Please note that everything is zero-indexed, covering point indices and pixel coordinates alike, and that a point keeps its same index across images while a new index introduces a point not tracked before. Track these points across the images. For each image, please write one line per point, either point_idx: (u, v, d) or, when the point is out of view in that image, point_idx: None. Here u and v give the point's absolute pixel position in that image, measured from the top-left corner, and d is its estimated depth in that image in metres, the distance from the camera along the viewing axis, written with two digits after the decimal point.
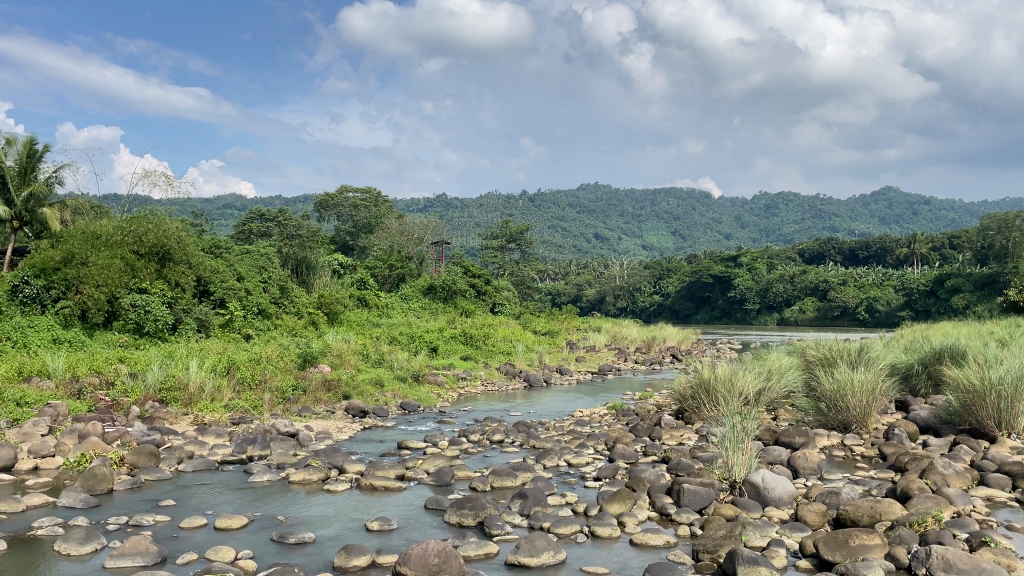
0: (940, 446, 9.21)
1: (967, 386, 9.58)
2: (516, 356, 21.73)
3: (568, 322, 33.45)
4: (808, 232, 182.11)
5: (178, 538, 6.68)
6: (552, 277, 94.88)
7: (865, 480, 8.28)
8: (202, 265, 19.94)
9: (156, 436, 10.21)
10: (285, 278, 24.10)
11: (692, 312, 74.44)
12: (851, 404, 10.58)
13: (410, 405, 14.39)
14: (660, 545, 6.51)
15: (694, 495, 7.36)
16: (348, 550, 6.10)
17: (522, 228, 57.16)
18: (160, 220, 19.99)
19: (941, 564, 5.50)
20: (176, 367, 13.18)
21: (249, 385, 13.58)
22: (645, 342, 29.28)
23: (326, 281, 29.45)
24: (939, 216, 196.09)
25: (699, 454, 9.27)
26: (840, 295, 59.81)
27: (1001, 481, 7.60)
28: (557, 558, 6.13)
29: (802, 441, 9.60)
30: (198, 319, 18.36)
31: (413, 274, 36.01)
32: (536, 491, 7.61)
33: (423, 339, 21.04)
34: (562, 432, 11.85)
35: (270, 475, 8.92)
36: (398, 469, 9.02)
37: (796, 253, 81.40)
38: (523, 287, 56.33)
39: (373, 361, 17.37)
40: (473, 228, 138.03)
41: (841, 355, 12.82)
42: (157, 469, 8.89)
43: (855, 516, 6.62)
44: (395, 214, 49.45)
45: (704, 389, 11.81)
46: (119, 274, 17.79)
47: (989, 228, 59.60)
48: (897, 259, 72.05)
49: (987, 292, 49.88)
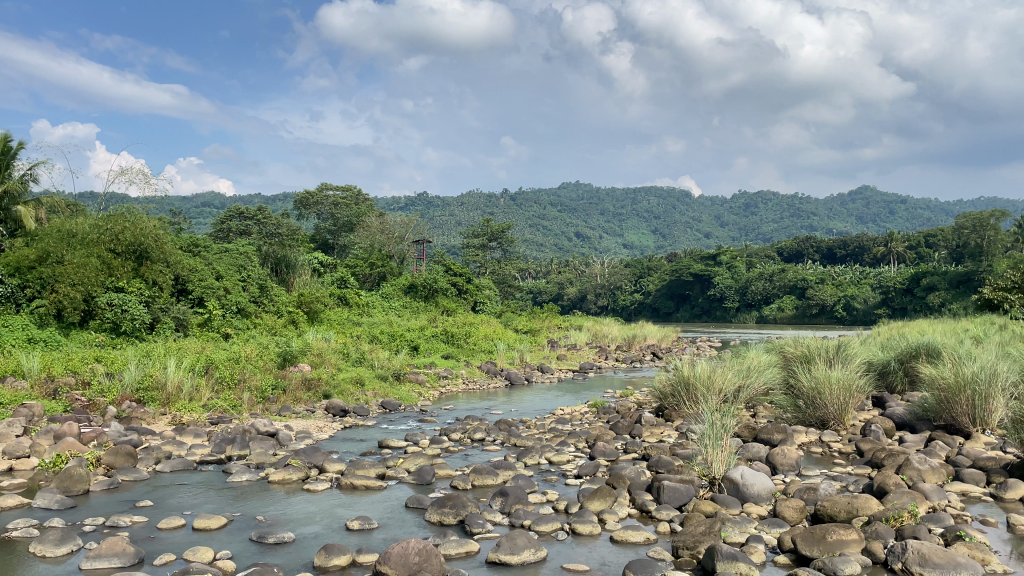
0: (916, 442, 9.33)
1: (943, 384, 9.73)
2: (497, 354, 21.78)
3: (549, 320, 33.50)
4: (786, 231, 183.77)
5: (156, 539, 6.62)
6: (534, 276, 95.04)
7: (843, 476, 8.37)
8: (180, 263, 19.70)
9: (133, 436, 10.12)
10: (264, 276, 23.92)
11: (673, 311, 74.78)
12: (829, 401, 10.70)
13: (390, 404, 14.35)
14: (639, 542, 6.54)
15: (674, 491, 7.42)
16: (327, 550, 6.06)
17: (503, 227, 57.07)
18: (137, 218, 19.70)
19: (917, 558, 5.59)
20: (154, 365, 13.05)
21: (227, 384, 13.45)
22: (626, 341, 29.37)
23: (306, 280, 29.26)
24: (916, 215, 198.75)
25: (678, 451, 9.34)
26: (819, 292, 60.35)
27: (976, 476, 7.69)
28: (538, 555, 6.15)
29: (780, 438, 9.71)
30: (176, 319, 18.18)
31: (394, 273, 35.90)
32: (517, 489, 7.63)
33: (404, 338, 20.96)
34: (544, 431, 11.89)
35: (249, 475, 8.87)
36: (377, 468, 8.98)
37: (774, 251, 82.04)
38: (504, 285, 56.20)
39: (354, 360, 17.30)
40: (454, 228, 137.67)
41: (819, 353, 12.94)
42: (135, 469, 8.81)
43: (832, 512, 6.71)
44: (377, 212, 49.19)
45: (683, 386, 11.88)
46: (95, 273, 17.59)
47: (964, 227, 60.50)
48: (874, 257, 72.82)
49: (963, 290, 50.58)
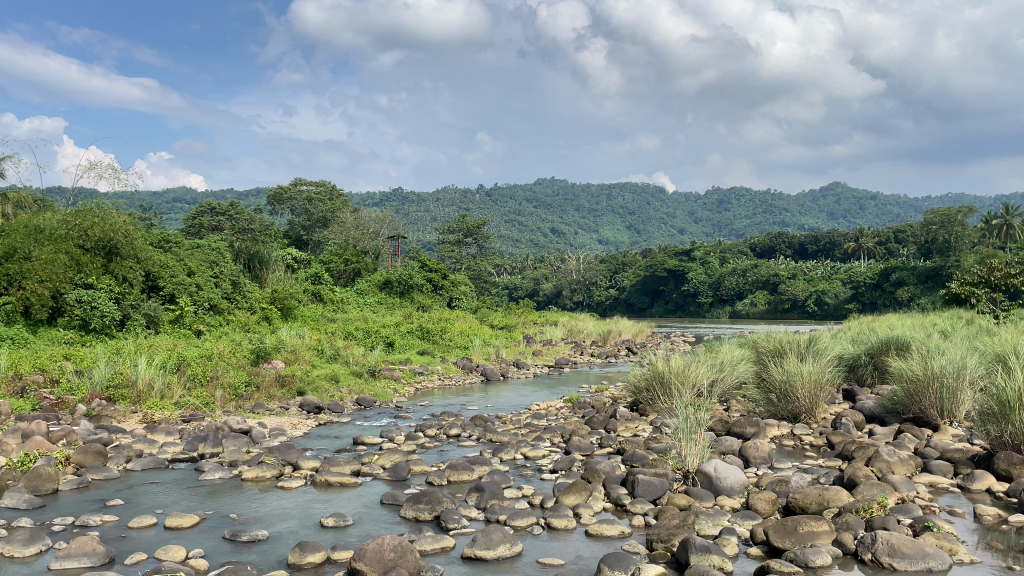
0: (885, 434, 9.48)
1: (911, 377, 9.90)
2: (473, 351, 21.81)
3: (525, 316, 33.54)
4: (759, 228, 185.65)
5: (127, 538, 6.55)
6: (509, 272, 95.11)
7: (814, 468, 8.49)
8: (150, 260, 19.43)
9: (103, 434, 9.99)
10: (237, 273, 23.70)
11: (647, 307, 75.20)
12: (800, 395, 10.84)
13: (365, 401, 14.30)
14: (614, 536, 6.58)
15: (648, 485, 7.47)
16: (302, 547, 6.04)
17: (478, 223, 57.00)
18: (107, 214, 19.39)
19: (886, 549, 5.70)
20: (124, 362, 12.90)
21: (200, 381, 13.28)
22: (601, 336, 29.51)
23: (279, 276, 29.02)
24: (885, 211, 201.56)
25: (652, 445, 9.42)
26: (790, 287, 61.06)
27: (943, 468, 7.85)
28: (513, 550, 6.18)
29: (753, 431, 9.84)
30: (147, 316, 17.94)
31: (369, 269, 35.72)
32: (493, 485, 7.66)
33: (379, 334, 20.86)
34: (519, 425, 11.94)
35: (222, 473, 8.79)
36: (353, 464, 8.94)
37: (747, 246, 82.82)
38: (479, 281, 56.12)
39: (329, 357, 17.24)
40: (429, 224, 137.15)
41: (790, 347, 13.11)
42: (105, 468, 8.70)
43: (803, 504, 6.79)
44: (351, 208, 48.88)
45: (658, 381, 11.96)
46: (64, 269, 17.33)
47: (932, 223, 61.61)
48: (844, 253, 73.79)
49: (931, 285, 51.53)
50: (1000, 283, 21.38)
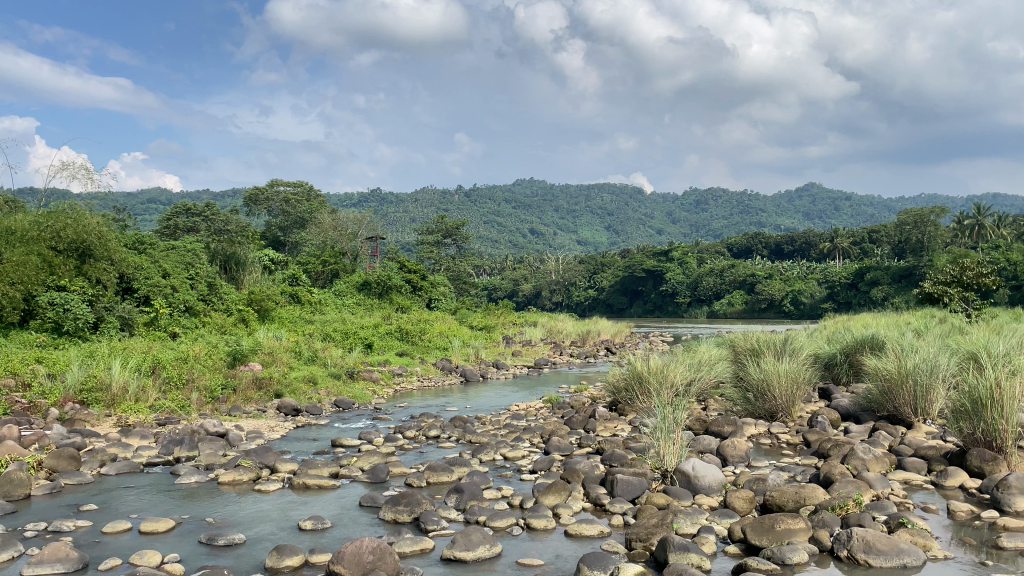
0: (861, 433, 9.59)
1: (886, 375, 10.03)
2: (452, 352, 21.78)
3: (504, 316, 33.54)
4: (736, 228, 187.12)
5: (101, 544, 6.46)
6: (488, 272, 95.14)
7: (790, 467, 8.57)
8: (124, 261, 19.20)
9: (77, 438, 9.87)
10: (213, 274, 23.46)
11: (626, 307, 75.52)
12: (777, 393, 10.93)
13: (344, 403, 14.22)
14: (594, 535, 6.60)
15: (627, 484, 7.50)
16: (279, 551, 5.99)
17: (457, 224, 56.87)
18: (80, 214, 19.10)
19: (862, 545, 5.77)
20: (98, 365, 12.74)
21: (175, 384, 13.14)
22: (580, 336, 29.57)
23: (256, 278, 28.74)
24: (860, 212, 203.88)
25: (631, 444, 9.45)
26: (767, 287, 61.61)
27: (917, 465, 7.96)
28: (493, 551, 6.18)
29: (730, 430, 9.92)
30: (121, 318, 17.74)
31: (347, 270, 35.56)
32: (472, 486, 7.66)
33: (358, 335, 20.74)
34: (499, 426, 11.94)
35: (198, 477, 8.71)
36: (331, 467, 8.89)
37: (724, 246, 83.39)
38: (458, 282, 56.02)
39: (307, 358, 17.13)
40: (407, 225, 136.63)
41: (767, 346, 13.23)
42: (79, 473, 8.58)
43: (780, 502, 6.85)
44: (329, 209, 48.57)
45: (636, 381, 12.00)
46: (36, 271, 17.02)
47: (905, 224, 62.42)
48: (819, 253, 74.55)
49: (904, 284, 52.19)
50: (972, 282, 21.67)
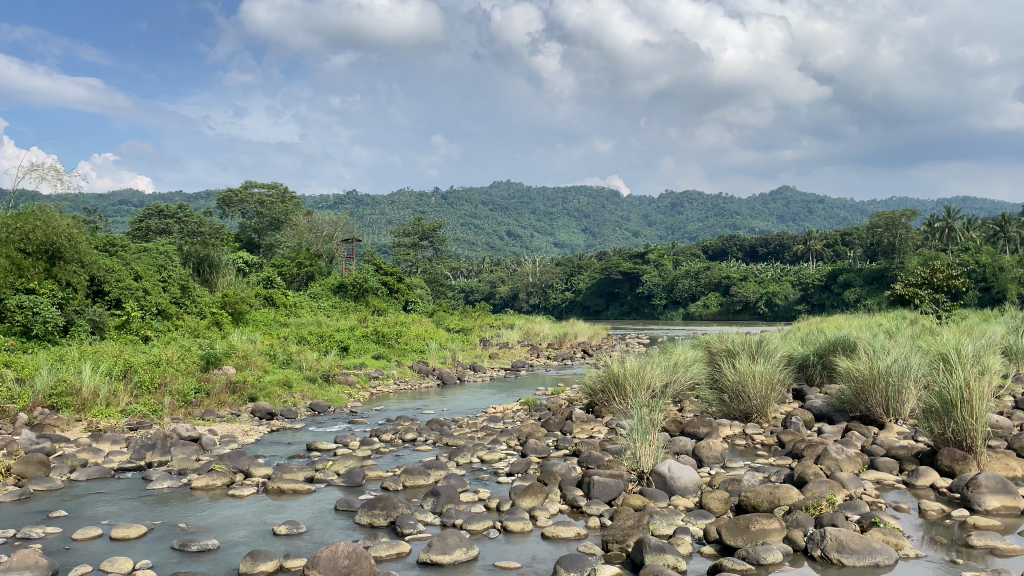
0: (834, 433, 9.70)
1: (858, 376, 10.14)
2: (429, 354, 21.71)
3: (481, 319, 33.48)
4: (711, 230, 188.65)
5: (71, 551, 6.36)
6: (465, 274, 95.04)
7: (765, 467, 8.64)
8: (95, 263, 18.95)
9: (47, 444, 9.70)
10: (185, 277, 23.18)
11: (603, 309, 75.82)
12: (752, 394, 11.01)
13: (319, 406, 14.15)
14: (570, 537, 6.61)
15: (603, 486, 7.52)
16: (253, 556, 5.92)
17: (433, 226, 56.75)
18: (48, 216, 18.80)
19: (835, 545, 5.83)
20: (67, 370, 12.54)
21: (148, 389, 12.96)
22: (557, 338, 29.59)
23: (230, 281, 28.41)
24: (832, 214, 206.49)
25: (607, 446, 9.49)
26: (742, 290, 62.12)
27: (889, 465, 8.07)
28: (469, 554, 6.15)
29: (706, 431, 9.99)
30: (92, 321, 17.50)
31: (322, 273, 35.37)
32: (449, 489, 7.62)
33: (333, 338, 20.62)
34: (475, 429, 11.92)
35: (171, 482, 8.60)
36: (306, 472, 8.84)
37: (699, 249, 83.97)
38: (435, 284, 55.92)
39: (281, 361, 17.01)
40: (383, 227, 136.03)
41: (742, 347, 13.34)
42: (48, 478, 8.44)
43: (755, 502, 6.91)
44: (304, 211, 48.24)
45: (613, 383, 12.05)
46: (4, 273, 16.70)
47: (877, 226, 63.26)
48: (793, 255, 75.37)
49: (876, 286, 52.94)
50: (942, 284, 21.99)
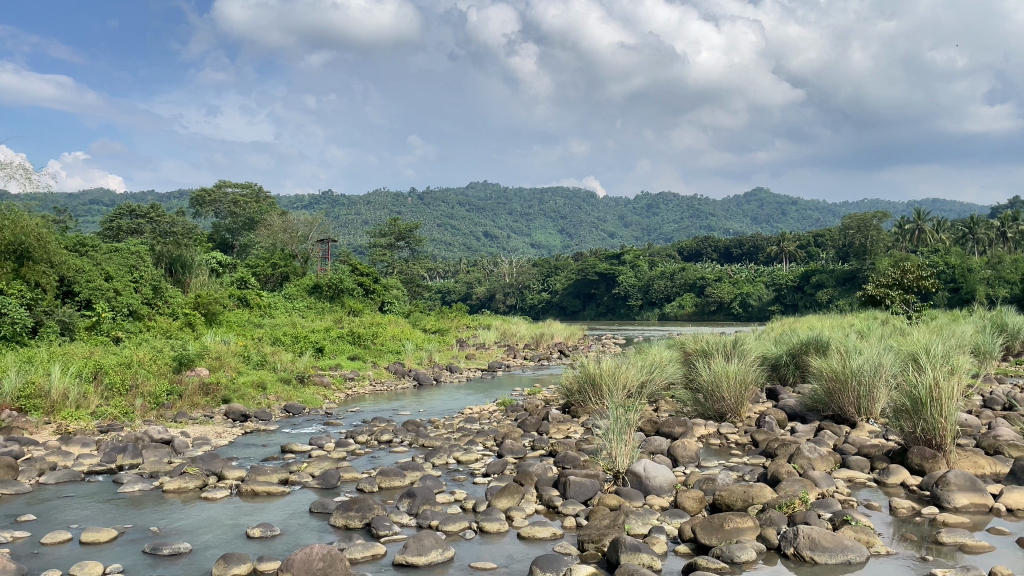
0: (807, 432, 9.80)
1: (830, 375, 10.26)
2: (405, 355, 21.66)
3: (457, 320, 33.41)
4: (686, 232, 189.95)
5: (40, 555, 6.25)
6: (442, 274, 94.84)
7: (739, 466, 8.71)
8: (65, 264, 18.65)
9: (14, 447, 9.54)
10: (157, 277, 22.87)
11: (579, 309, 76.07)
12: (726, 395, 11.10)
13: (294, 408, 14.06)
14: (546, 537, 6.62)
15: (579, 486, 7.54)
16: (226, 559, 5.86)
17: (410, 226, 56.56)
18: (16, 215, 18.44)
19: (807, 543, 5.89)
20: (36, 372, 12.32)
21: (119, 391, 12.78)
22: (533, 339, 29.62)
23: (203, 281, 28.06)
24: (806, 216, 208.79)
25: (583, 446, 9.51)
26: (716, 291, 62.65)
27: (861, 463, 8.17)
28: (445, 555, 6.13)
29: (681, 430, 10.06)
30: (61, 322, 17.23)
31: (297, 273, 35.09)
32: (424, 490, 7.59)
33: (308, 339, 20.50)
34: (452, 430, 11.91)
35: (142, 485, 8.50)
36: (280, 474, 8.77)
37: (675, 250, 84.48)
38: (412, 285, 55.70)
39: (255, 363, 16.88)
40: (359, 228, 135.30)
41: (716, 347, 13.45)
42: (17, 482, 8.31)
43: (729, 501, 6.96)
44: (279, 211, 47.84)
45: (589, 383, 12.09)
46: None
47: (849, 228, 64.06)
48: (767, 256, 76.12)
49: (848, 287, 53.66)
50: (912, 284, 22.34)
